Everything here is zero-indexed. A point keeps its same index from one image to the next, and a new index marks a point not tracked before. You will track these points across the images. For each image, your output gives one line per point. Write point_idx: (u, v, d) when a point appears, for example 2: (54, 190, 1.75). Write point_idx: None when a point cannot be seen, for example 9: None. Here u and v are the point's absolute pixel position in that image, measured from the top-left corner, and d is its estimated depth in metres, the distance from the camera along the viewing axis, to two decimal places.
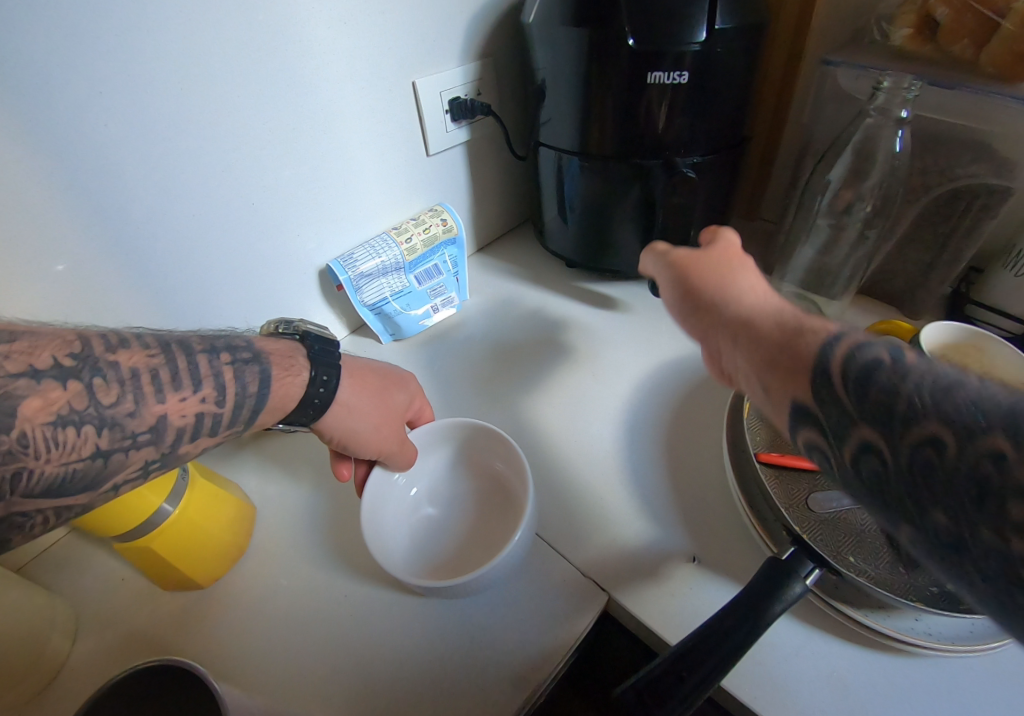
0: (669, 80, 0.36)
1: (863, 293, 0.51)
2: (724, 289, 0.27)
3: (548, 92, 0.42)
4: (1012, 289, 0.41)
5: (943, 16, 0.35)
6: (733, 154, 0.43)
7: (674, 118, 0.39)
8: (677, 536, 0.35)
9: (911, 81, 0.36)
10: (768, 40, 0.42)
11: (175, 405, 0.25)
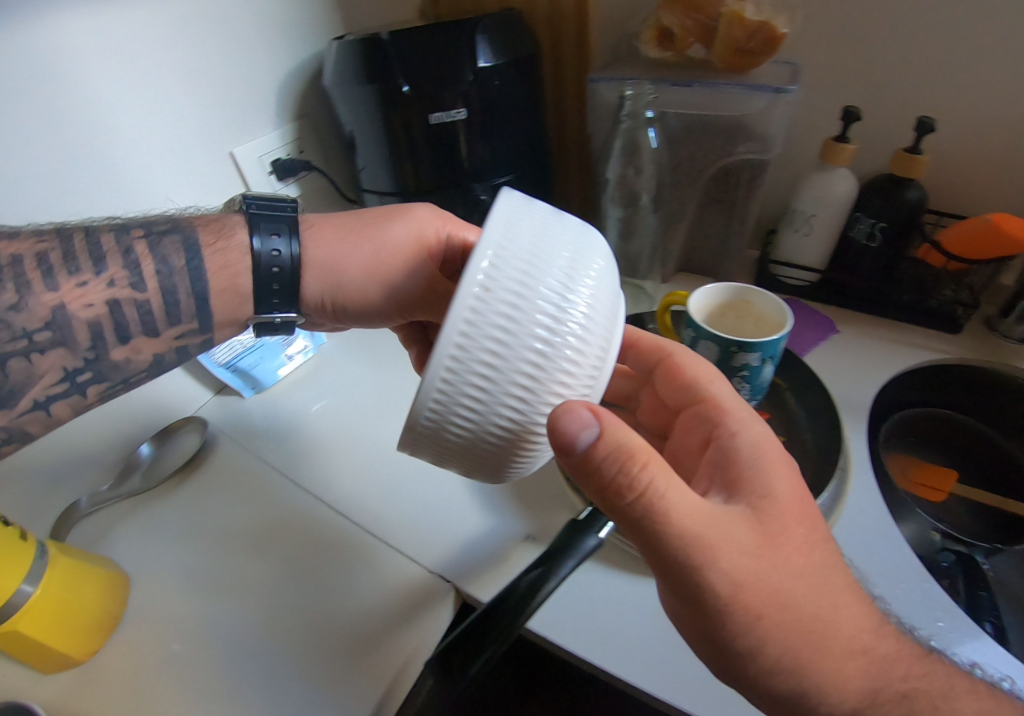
0: (448, 115, 0.59)
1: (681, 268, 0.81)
2: (692, 536, 0.30)
3: (357, 145, 0.65)
4: (802, 243, 0.69)
5: (679, 31, 0.62)
6: (533, 156, 0.70)
7: (476, 140, 0.63)
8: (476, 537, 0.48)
9: (647, 90, 0.62)
10: (544, 73, 0.67)
11: (89, 295, 0.38)
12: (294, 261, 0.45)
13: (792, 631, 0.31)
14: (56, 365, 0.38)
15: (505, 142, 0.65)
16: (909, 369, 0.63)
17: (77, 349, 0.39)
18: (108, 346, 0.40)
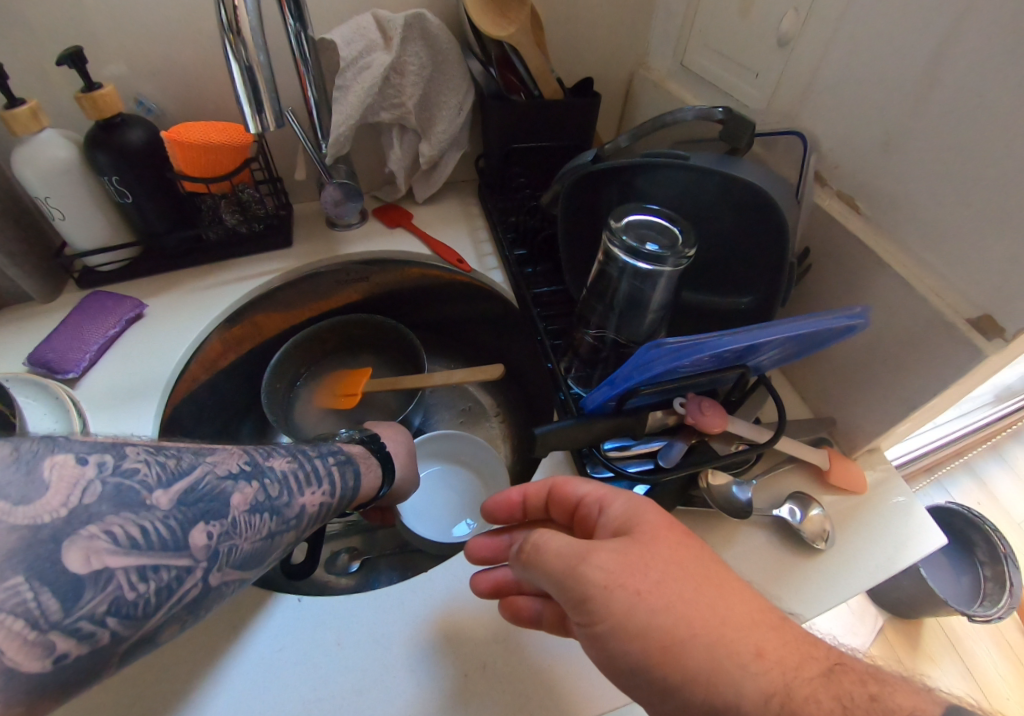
0: (118, 246, 0.61)
1: (305, 240, 0.64)
2: (629, 611, 0.29)
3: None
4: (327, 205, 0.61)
5: (88, 102, 0.52)
6: (90, 221, 0.59)
7: (99, 243, 0.60)
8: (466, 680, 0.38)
9: (33, 149, 0.53)
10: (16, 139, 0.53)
11: (283, 474, 0.37)
12: (325, 478, 0.41)
13: (799, 682, 0.26)
14: (282, 533, 0.36)
15: (69, 226, 0.58)
16: (439, 266, 0.61)
17: (287, 514, 0.36)
18: (276, 559, 0.36)
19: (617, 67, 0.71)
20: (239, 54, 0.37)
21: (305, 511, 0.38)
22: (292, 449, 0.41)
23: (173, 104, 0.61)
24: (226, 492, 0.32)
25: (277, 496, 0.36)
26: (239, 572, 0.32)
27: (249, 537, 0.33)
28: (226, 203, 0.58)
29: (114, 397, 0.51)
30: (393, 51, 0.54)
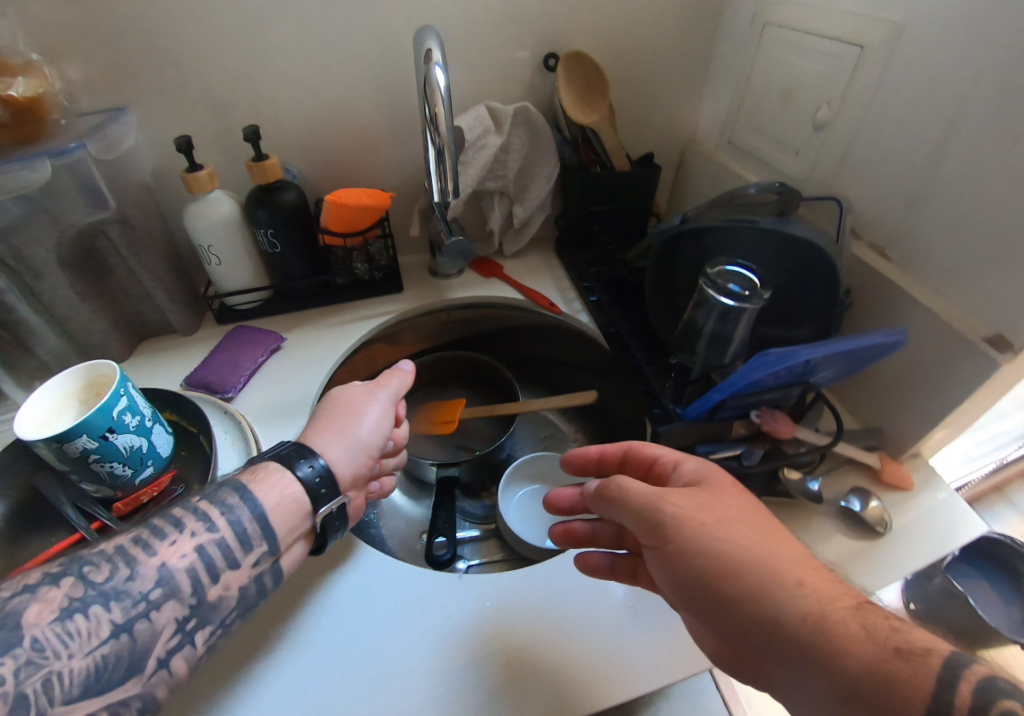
0: (255, 290, 0.71)
1: (414, 284, 0.76)
2: (692, 538, 0.37)
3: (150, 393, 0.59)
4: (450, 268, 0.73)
5: (258, 171, 0.63)
6: (236, 268, 0.69)
7: (237, 285, 0.70)
8: (582, 613, 0.45)
9: (208, 206, 0.63)
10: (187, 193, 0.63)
11: (179, 557, 0.37)
12: (260, 530, 0.40)
13: (833, 608, 0.33)
14: (162, 642, 0.35)
15: (222, 272, 0.69)
16: (534, 308, 0.72)
17: (183, 598, 0.36)
18: (169, 661, 0.35)
19: (670, 143, 0.85)
20: (437, 140, 0.51)
21: (202, 593, 0.37)
22: (205, 503, 0.40)
23: (311, 175, 0.73)
24: (16, 613, 0.32)
25: (165, 592, 0.36)
26: (97, 695, 0.32)
27: (82, 657, 0.32)
28: (356, 254, 0.70)
29: (266, 413, 0.60)
30: (504, 134, 0.67)
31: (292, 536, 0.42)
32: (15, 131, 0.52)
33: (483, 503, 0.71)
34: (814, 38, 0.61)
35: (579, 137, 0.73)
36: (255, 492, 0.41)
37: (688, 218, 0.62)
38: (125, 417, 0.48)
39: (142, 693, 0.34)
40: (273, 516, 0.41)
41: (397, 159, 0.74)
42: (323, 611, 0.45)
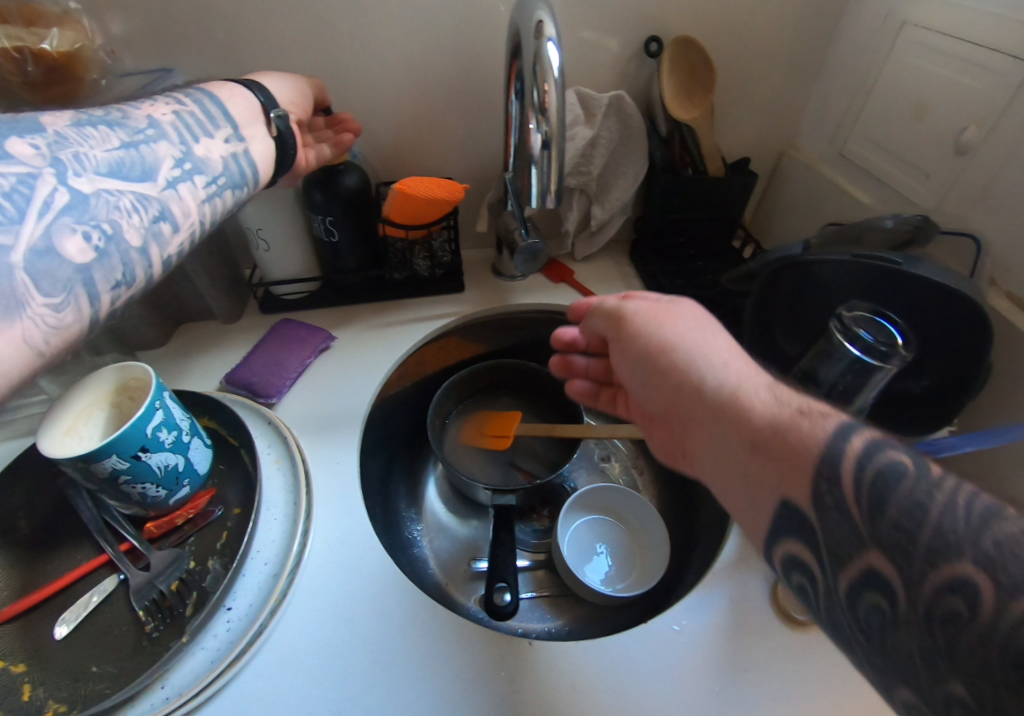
0: (311, 277, 0.65)
1: (476, 284, 0.69)
2: (652, 328, 0.40)
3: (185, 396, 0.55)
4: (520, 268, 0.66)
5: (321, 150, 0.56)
6: (287, 252, 0.63)
7: (289, 271, 0.64)
8: (658, 696, 0.41)
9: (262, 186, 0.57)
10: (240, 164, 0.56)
11: (162, 116, 0.41)
12: (232, 163, 0.45)
13: (758, 381, 0.33)
14: (133, 223, 0.37)
15: (271, 256, 0.63)
16: None
17: (167, 165, 0.40)
18: (144, 243, 0.38)
19: (766, 146, 0.77)
20: (543, 131, 0.43)
21: (185, 151, 0.42)
22: (171, 96, 0.44)
23: (373, 156, 0.66)
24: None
25: (157, 132, 0.40)
26: (76, 271, 0.33)
27: (66, 219, 0.33)
28: (417, 249, 0.63)
29: (316, 426, 0.55)
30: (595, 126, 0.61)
31: (250, 128, 0.47)
32: (46, 93, 0.45)
33: (535, 528, 0.66)
34: (966, 47, 0.53)
35: (673, 135, 0.65)
36: (212, 92, 0.45)
37: (809, 247, 0.56)
38: (159, 433, 0.43)
39: (141, 244, 0.38)
40: (248, 144, 0.46)
41: (469, 145, 0.67)
42: (378, 671, 0.41)
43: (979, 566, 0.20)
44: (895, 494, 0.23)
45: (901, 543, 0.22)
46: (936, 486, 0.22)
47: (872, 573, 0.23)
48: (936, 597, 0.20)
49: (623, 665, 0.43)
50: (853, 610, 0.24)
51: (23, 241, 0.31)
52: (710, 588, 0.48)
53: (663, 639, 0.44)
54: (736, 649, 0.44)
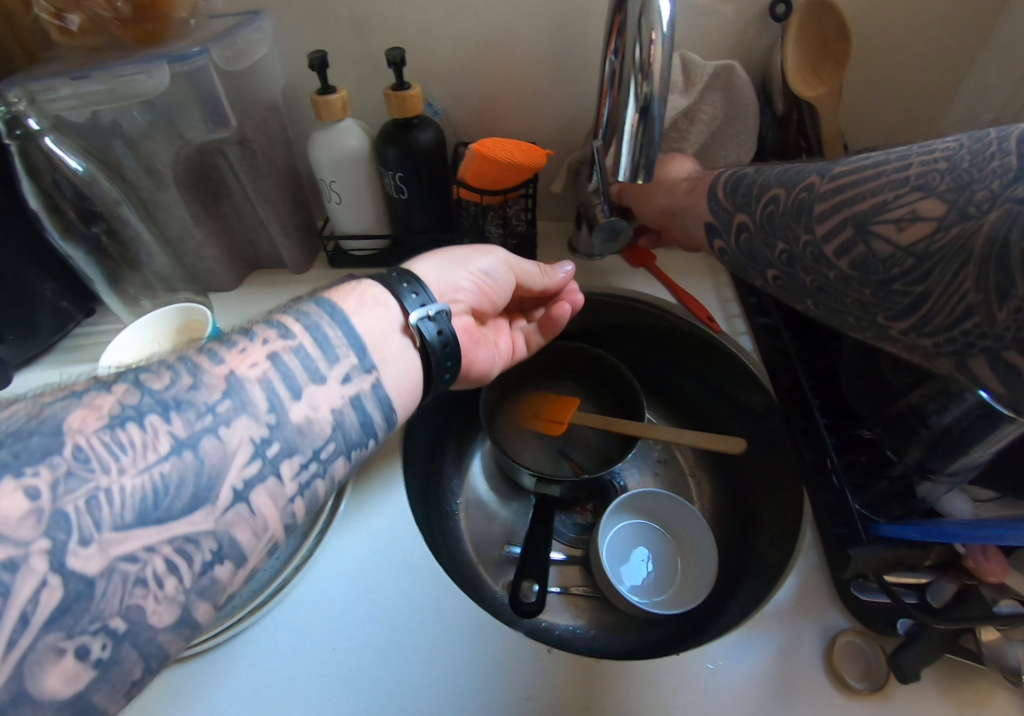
0: (381, 239, 0.64)
1: (547, 259, 0.65)
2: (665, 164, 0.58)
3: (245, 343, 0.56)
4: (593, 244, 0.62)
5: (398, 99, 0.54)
6: (361, 208, 0.61)
7: (356, 226, 0.63)
8: None
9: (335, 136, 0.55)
10: (320, 111, 0.54)
11: (251, 365, 0.33)
12: (350, 341, 0.38)
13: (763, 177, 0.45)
14: (238, 469, 0.31)
15: (341, 210, 0.62)
16: (685, 319, 0.61)
17: (258, 415, 0.32)
18: (249, 494, 0.31)
19: (903, 138, 0.67)
20: (642, 93, 0.38)
21: (282, 410, 0.33)
22: (271, 320, 0.37)
23: (455, 114, 0.62)
24: (56, 419, 0.28)
25: (236, 403, 0.32)
26: (157, 528, 0.27)
27: (137, 474, 0.27)
28: (490, 215, 0.60)
29: None
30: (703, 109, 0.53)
31: (386, 346, 0.39)
32: (136, 30, 0.49)
33: (575, 522, 0.62)
34: None
35: (791, 113, 0.58)
36: (337, 305, 0.39)
37: None
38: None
39: (283, 505, 0.32)
40: (388, 308, 0.41)
41: (557, 111, 0.62)
42: (391, 647, 0.41)
43: (803, 178, 0.41)
44: (811, 239, 0.39)
45: (810, 206, 0.39)
46: (763, 169, 0.45)
47: (793, 220, 0.40)
48: (816, 196, 0.39)
49: (646, 696, 0.39)
50: (800, 207, 0.40)
51: (104, 498, 0.26)
52: (757, 630, 0.43)
53: (693, 676, 0.40)
54: (778, 704, 0.39)
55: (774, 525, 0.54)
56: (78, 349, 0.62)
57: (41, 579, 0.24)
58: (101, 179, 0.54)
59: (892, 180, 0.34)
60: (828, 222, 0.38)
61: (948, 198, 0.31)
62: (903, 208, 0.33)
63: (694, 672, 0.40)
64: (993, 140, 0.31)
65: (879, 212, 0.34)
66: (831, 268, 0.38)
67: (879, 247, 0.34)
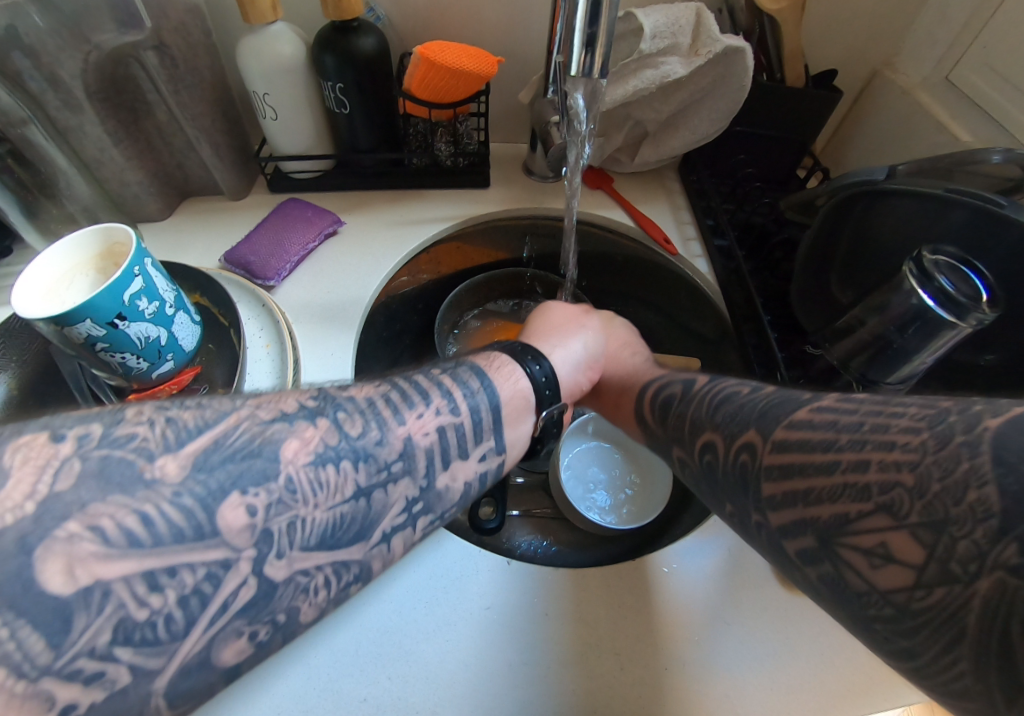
0: (322, 163, 0.60)
1: (503, 183, 0.62)
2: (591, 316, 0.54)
3: (172, 266, 0.51)
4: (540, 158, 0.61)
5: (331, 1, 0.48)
6: (299, 126, 0.57)
7: (294, 145, 0.58)
8: (624, 632, 0.40)
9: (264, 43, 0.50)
10: (247, 14, 0.49)
11: (424, 433, 0.33)
12: (491, 423, 0.37)
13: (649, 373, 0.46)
14: (389, 517, 0.31)
15: (275, 129, 0.57)
16: (644, 239, 0.60)
17: (416, 476, 0.32)
18: (390, 537, 0.31)
19: (859, 59, 0.65)
20: None
21: (432, 475, 0.33)
22: (443, 383, 0.36)
23: (398, 19, 0.57)
24: (274, 443, 0.27)
25: (405, 463, 0.31)
26: (328, 552, 0.28)
27: (325, 510, 0.27)
28: (440, 131, 0.57)
29: (314, 312, 0.51)
30: (691, 66, 0.50)
31: (517, 429, 0.39)
32: None
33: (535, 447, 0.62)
34: None
35: (753, 26, 0.56)
36: (487, 382, 0.38)
37: (894, 171, 0.47)
38: (138, 302, 0.40)
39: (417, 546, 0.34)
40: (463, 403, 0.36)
41: (508, 18, 0.57)
42: (375, 606, 0.40)
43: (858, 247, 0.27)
44: (764, 517, 0.28)
45: (755, 480, 0.29)
46: (692, 393, 0.38)
47: (734, 492, 0.31)
48: (759, 469, 0.29)
49: (607, 601, 0.41)
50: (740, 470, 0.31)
51: (277, 530, 0.26)
52: (708, 536, 0.44)
53: (650, 578, 0.42)
54: (722, 602, 0.41)
55: None
56: None
57: (242, 580, 0.25)
58: (3, 94, 0.47)
59: (839, 489, 0.25)
60: (781, 516, 0.27)
61: (928, 540, 0.22)
62: (869, 533, 0.24)
63: (641, 574, 0.42)
64: (953, 422, 0.23)
65: (841, 528, 0.25)
66: (803, 568, 0.27)
67: (849, 578, 0.24)
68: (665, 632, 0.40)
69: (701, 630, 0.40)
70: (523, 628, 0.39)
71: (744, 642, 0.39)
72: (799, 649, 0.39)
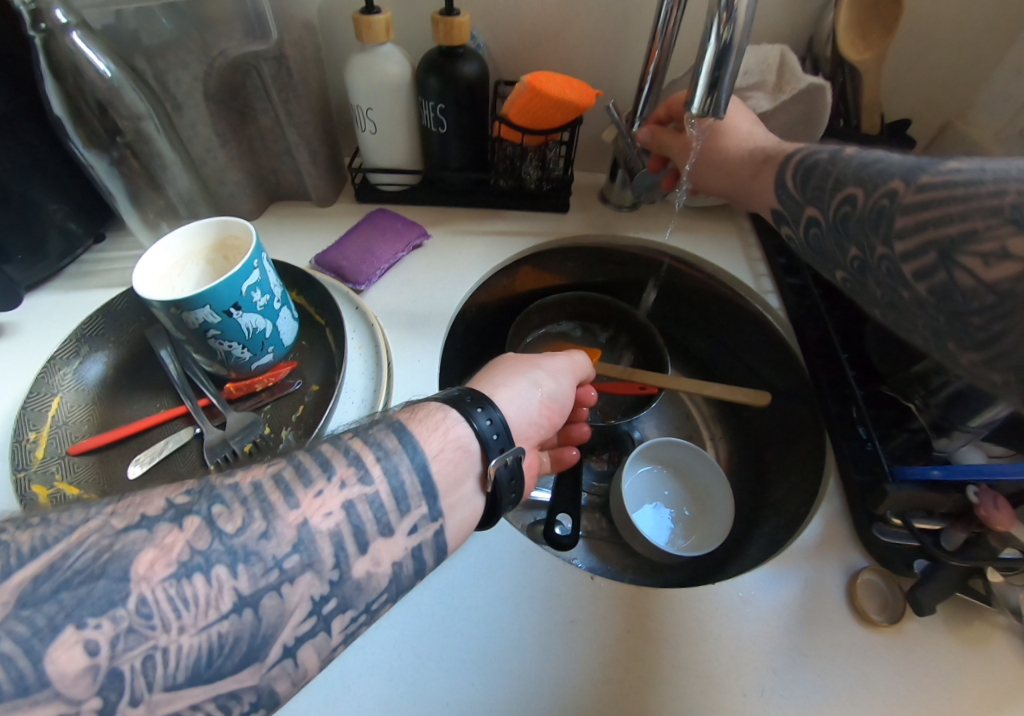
0: (410, 177, 0.63)
1: (582, 208, 0.65)
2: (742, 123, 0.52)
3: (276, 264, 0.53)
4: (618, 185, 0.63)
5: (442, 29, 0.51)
6: (397, 141, 0.60)
7: (387, 158, 0.61)
8: (697, 657, 0.40)
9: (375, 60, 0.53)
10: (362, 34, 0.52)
11: (324, 516, 0.30)
12: (418, 487, 0.33)
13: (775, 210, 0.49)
14: (292, 626, 0.28)
15: (373, 141, 0.60)
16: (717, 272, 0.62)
17: (322, 570, 0.29)
18: (297, 649, 0.28)
19: (932, 111, 0.68)
20: (723, 34, 0.36)
21: (345, 565, 0.30)
22: (355, 447, 0.33)
23: (498, 49, 0.61)
24: (124, 558, 0.26)
25: (304, 559, 0.29)
26: (206, 686, 0.26)
27: (196, 632, 0.26)
28: (529, 157, 0.58)
29: (402, 318, 0.53)
30: (776, 103, 0.53)
31: (457, 494, 0.35)
32: None
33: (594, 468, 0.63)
34: None
35: (835, 75, 0.58)
36: (416, 441, 0.35)
37: None
38: (253, 294, 0.42)
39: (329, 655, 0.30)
40: (377, 486, 0.32)
41: (602, 54, 0.60)
42: (454, 611, 0.40)
43: (887, 176, 0.37)
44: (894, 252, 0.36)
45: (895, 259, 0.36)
46: (841, 157, 0.42)
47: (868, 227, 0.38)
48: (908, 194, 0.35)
49: (685, 621, 0.41)
50: (858, 166, 0.40)
51: (128, 661, 0.24)
52: (786, 565, 0.44)
53: (727, 604, 0.42)
54: (797, 635, 0.41)
55: (790, 474, 0.57)
56: (91, 275, 0.58)
57: None
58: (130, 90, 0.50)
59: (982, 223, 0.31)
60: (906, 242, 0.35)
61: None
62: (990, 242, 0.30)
63: (710, 609, 0.42)
64: None
65: (967, 241, 0.31)
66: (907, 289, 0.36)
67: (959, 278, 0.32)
68: (728, 671, 0.39)
69: (768, 666, 0.39)
70: (599, 644, 0.40)
71: (816, 677, 0.39)
72: (870, 691, 0.39)
